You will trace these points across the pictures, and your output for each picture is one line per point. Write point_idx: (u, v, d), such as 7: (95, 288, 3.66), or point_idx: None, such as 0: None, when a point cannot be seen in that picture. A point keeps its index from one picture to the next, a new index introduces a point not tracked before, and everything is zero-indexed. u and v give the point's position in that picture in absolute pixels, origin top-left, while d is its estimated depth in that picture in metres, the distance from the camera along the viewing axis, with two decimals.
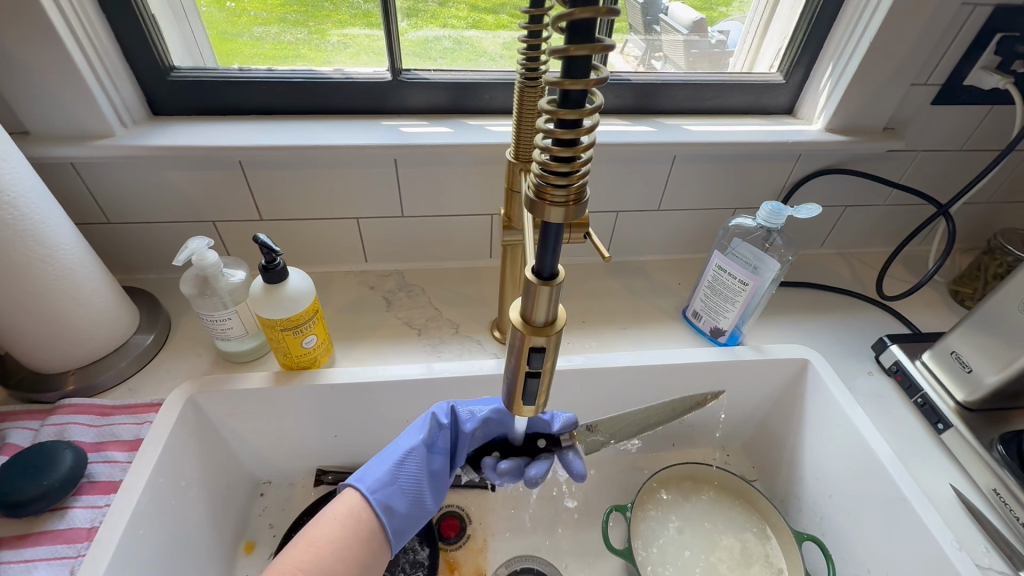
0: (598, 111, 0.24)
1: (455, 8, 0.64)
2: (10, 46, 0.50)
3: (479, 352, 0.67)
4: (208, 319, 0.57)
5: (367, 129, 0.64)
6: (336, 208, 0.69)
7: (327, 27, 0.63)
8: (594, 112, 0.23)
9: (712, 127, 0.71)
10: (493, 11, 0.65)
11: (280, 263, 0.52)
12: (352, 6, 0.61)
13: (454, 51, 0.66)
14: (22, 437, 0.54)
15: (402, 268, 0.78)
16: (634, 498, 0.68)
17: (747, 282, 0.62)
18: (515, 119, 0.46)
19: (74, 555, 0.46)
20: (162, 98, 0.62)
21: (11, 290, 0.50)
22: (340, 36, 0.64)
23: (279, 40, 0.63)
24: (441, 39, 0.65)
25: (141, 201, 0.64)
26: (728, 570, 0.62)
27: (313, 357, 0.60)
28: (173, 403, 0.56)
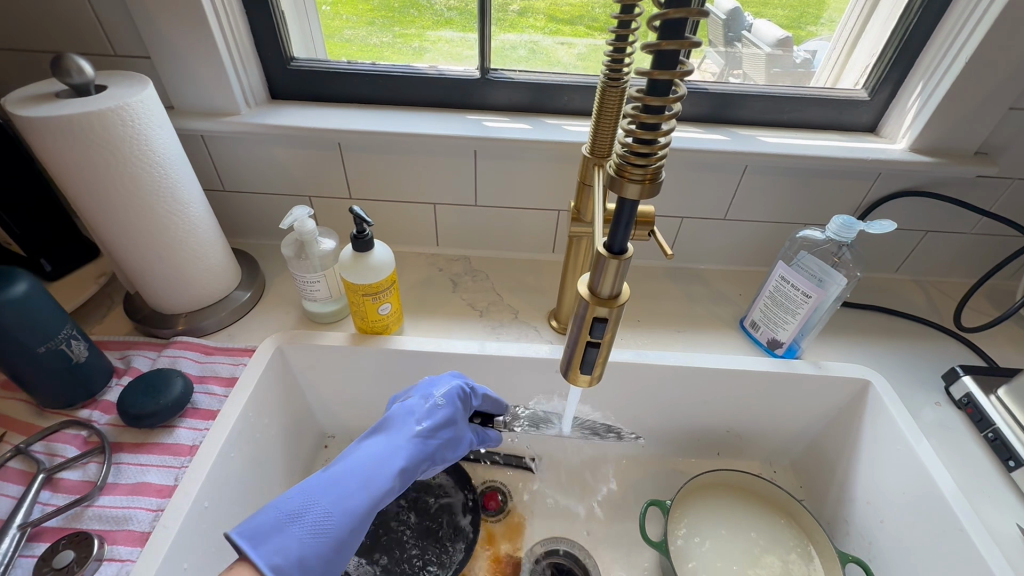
0: (679, 102, 0.27)
1: (533, 19, 0.69)
2: (171, 33, 0.60)
3: (535, 338, 0.71)
4: (301, 279, 0.65)
5: (453, 121, 0.70)
6: (417, 193, 0.75)
7: (411, 31, 0.70)
8: (672, 102, 0.26)
9: (786, 139, 0.71)
10: (570, 23, 0.69)
11: (368, 234, 0.58)
12: (436, 12, 0.68)
13: (529, 59, 0.71)
14: (142, 363, 0.63)
15: (469, 255, 0.83)
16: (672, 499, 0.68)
17: (810, 294, 0.62)
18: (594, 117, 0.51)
19: (178, 466, 0.53)
20: (280, 84, 0.71)
21: (150, 236, 0.59)
22: (421, 41, 0.71)
23: (366, 42, 0.71)
24: (517, 47, 0.70)
25: (253, 173, 0.73)
26: None
27: (385, 325, 0.66)
28: (264, 349, 0.63)
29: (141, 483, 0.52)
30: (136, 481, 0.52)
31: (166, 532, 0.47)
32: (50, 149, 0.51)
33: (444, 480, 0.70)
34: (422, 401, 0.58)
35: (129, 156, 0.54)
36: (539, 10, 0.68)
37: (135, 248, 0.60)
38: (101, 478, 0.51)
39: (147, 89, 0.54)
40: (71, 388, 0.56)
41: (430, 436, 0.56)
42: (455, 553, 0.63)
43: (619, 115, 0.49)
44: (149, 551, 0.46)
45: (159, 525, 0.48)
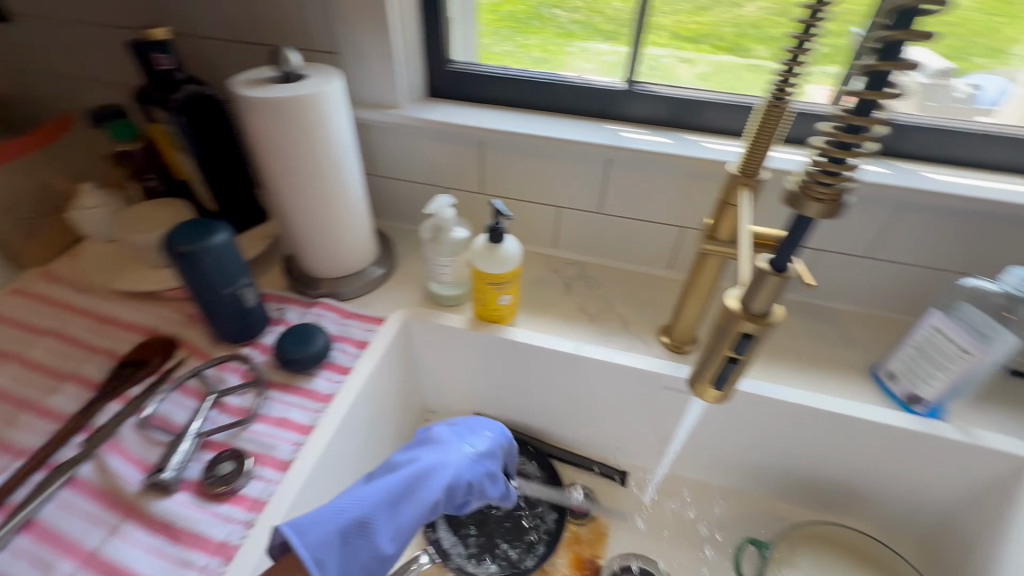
0: (884, 126, 0.27)
1: (655, 35, 0.70)
2: (358, 33, 0.68)
3: (644, 351, 0.70)
4: (433, 261, 0.71)
5: (593, 130, 0.72)
6: (545, 195, 0.78)
7: (531, 42, 0.74)
8: (874, 125, 0.26)
9: (956, 178, 0.65)
10: (694, 40, 0.69)
11: (502, 227, 0.62)
12: (558, 25, 0.73)
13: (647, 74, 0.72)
14: (293, 315, 0.72)
15: (584, 260, 0.84)
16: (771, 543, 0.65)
17: (970, 351, 0.56)
18: (747, 138, 0.52)
19: (315, 410, 0.60)
20: (437, 83, 0.77)
21: (318, 207, 0.69)
22: (541, 51, 0.74)
23: (488, 50, 0.76)
24: (636, 62, 0.71)
25: (401, 162, 0.80)
26: None
27: (502, 314, 0.69)
28: (393, 321, 0.70)
29: (285, 419, 0.59)
30: (282, 416, 0.60)
31: (304, 464, 0.55)
32: (258, 124, 0.60)
33: (534, 472, 0.73)
34: (468, 435, 0.57)
35: (315, 137, 0.62)
36: (663, 27, 0.69)
37: (304, 215, 0.69)
38: (256, 408, 0.60)
39: (334, 80, 0.61)
40: (239, 328, 0.66)
41: (477, 460, 0.55)
42: (539, 544, 0.66)
43: (774, 137, 0.49)
44: (290, 476, 0.53)
45: (298, 457, 0.55)
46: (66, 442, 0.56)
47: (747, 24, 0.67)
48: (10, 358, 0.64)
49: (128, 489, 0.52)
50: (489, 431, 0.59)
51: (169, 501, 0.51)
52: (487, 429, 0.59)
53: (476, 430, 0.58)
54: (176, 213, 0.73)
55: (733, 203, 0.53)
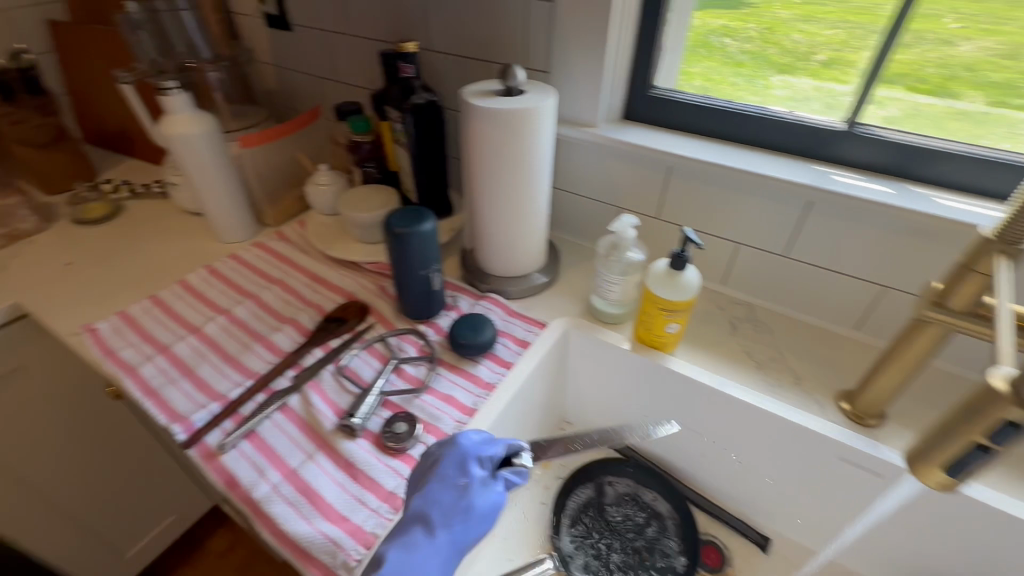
0: None
1: (839, 71, 0.67)
2: (574, 55, 0.72)
3: (817, 412, 0.64)
4: (601, 277, 0.72)
5: (797, 169, 0.68)
6: (726, 229, 0.75)
7: (694, 68, 0.76)
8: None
9: None
10: (885, 79, 0.65)
11: (688, 254, 0.62)
12: (728, 55, 0.74)
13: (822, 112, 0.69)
14: (464, 304, 0.78)
15: (753, 303, 0.79)
16: None
17: None
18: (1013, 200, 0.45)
19: (477, 394, 0.65)
20: (634, 107, 0.78)
21: (507, 210, 0.74)
22: (704, 81, 0.76)
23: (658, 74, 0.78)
24: (811, 98, 0.70)
25: (584, 178, 0.83)
26: None
27: (664, 342, 0.68)
28: (554, 327, 0.73)
29: (451, 397, 0.65)
30: (448, 393, 0.65)
31: None
32: (478, 131, 0.67)
33: (665, 510, 0.71)
34: (444, 496, 0.48)
35: (521, 148, 0.68)
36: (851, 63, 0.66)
37: (492, 216, 0.76)
38: (428, 380, 0.66)
39: (550, 97, 0.66)
40: (421, 307, 0.73)
41: (452, 513, 0.47)
42: None
43: None
44: None
45: (461, 434, 0.60)
46: (281, 373, 0.67)
47: (958, 65, 0.61)
48: (250, 296, 0.80)
49: (324, 426, 0.61)
50: (464, 466, 0.50)
51: (353, 444, 0.59)
52: (461, 475, 0.50)
53: (454, 491, 0.49)
54: (387, 198, 0.84)
55: (983, 272, 0.46)
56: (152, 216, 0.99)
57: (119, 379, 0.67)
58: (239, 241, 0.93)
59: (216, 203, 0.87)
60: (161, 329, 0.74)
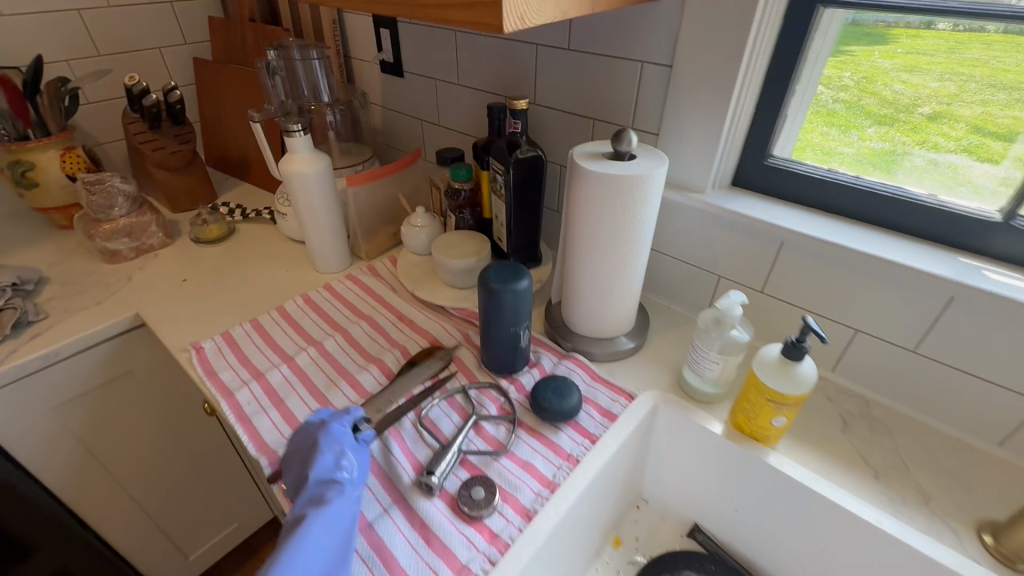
0: None
1: (948, 125, 0.61)
2: (688, 120, 0.70)
3: (951, 543, 0.55)
4: (699, 354, 0.68)
5: (938, 259, 0.61)
6: (843, 313, 0.69)
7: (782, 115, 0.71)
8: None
9: None
10: (1003, 137, 0.59)
11: (806, 344, 0.56)
12: (819, 103, 0.69)
13: (926, 171, 0.64)
14: (548, 362, 0.76)
15: (869, 397, 0.71)
16: None
17: None
18: None
19: (558, 466, 0.62)
20: (746, 174, 0.74)
21: (602, 272, 0.72)
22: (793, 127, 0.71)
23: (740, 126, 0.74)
24: (915, 156, 0.64)
25: (683, 242, 0.80)
26: None
27: (767, 435, 0.62)
28: (643, 401, 0.69)
29: (530, 464, 0.62)
30: (527, 460, 0.62)
31: (546, 520, 0.56)
32: (584, 193, 0.66)
33: None
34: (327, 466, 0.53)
35: (625, 214, 0.66)
36: (961, 117, 0.60)
37: (586, 276, 0.74)
38: (508, 443, 0.64)
39: (662, 164, 0.64)
40: (505, 362, 0.72)
41: (338, 468, 0.53)
42: None
43: None
44: (533, 528, 0.55)
45: (541, 510, 0.57)
46: (364, 415, 0.68)
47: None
48: (341, 329, 0.82)
49: (402, 479, 0.60)
50: (328, 434, 0.56)
51: (430, 504, 0.58)
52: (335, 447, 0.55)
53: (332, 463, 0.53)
54: (479, 246, 0.85)
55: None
56: (260, 240, 1.06)
57: (217, 400, 0.70)
58: (334, 272, 0.97)
59: (319, 236, 0.92)
60: (259, 355, 0.77)
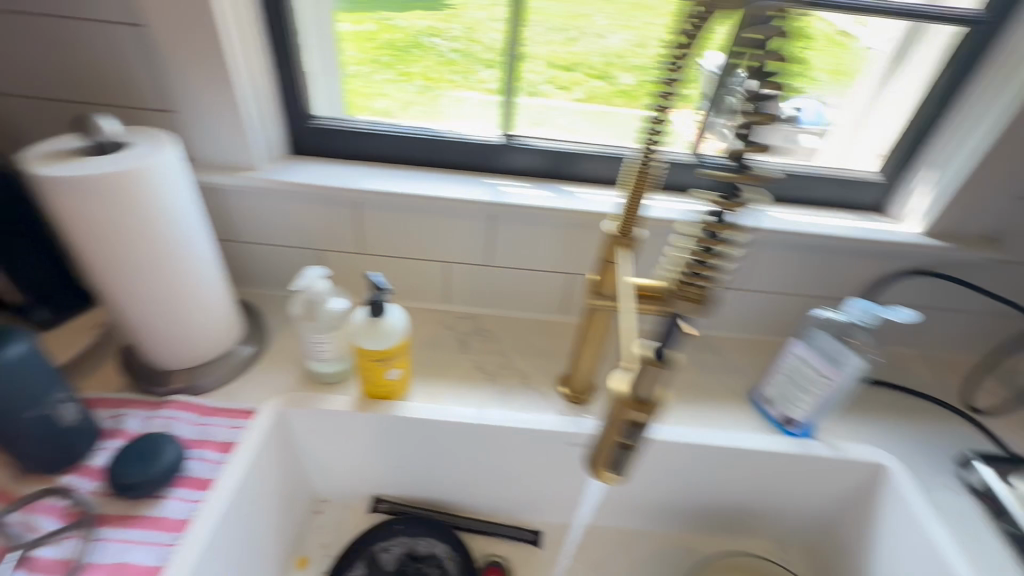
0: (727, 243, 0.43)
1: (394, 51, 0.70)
2: (197, 93, 0.60)
3: (545, 406, 0.69)
4: (310, 340, 0.64)
5: (472, 185, 0.70)
6: (429, 252, 0.74)
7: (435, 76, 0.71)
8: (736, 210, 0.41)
9: (801, 216, 0.71)
10: (432, 66, 0.70)
11: (383, 301, 0.57)
12: (439, 53, 0.69)
13: (393, 96, 0.72)
14: (135, 424, 0.59)
15: (478, 314, 0.81)
16: None
17: (828, 376, 0.61)
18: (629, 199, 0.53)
19: (165, 544, 0.50)
20: (298, 140, 0.70)
21: (159, 289, 0.57)
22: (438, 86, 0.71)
23: (371, 80, 0.71)
24: (384, 82, 0.71)
25: (265, 226, 0.72)
26: None
27: (391, 389, 0.64)
28: (265, 416, 0.60)
29: (123, 564, 0.48)
30: (118, 561, 0.48)
31: None
32: (61, 206, 0.50)
33: (439, 550, 0.68)
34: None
35: (139, 218, 0.52)
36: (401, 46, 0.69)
37: (138, 302, 0.58)
38: (82, 556, 0.48)
39: (163, 151, 0.52)
40: (55, 453, 0.53)
41: None
42: None
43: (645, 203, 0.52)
44: None
45: None
46: None
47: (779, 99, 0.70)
48: None
49: None
50: None
51: None
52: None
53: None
54: None
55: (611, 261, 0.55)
56: None
57: None
58: None
59: None
60: None
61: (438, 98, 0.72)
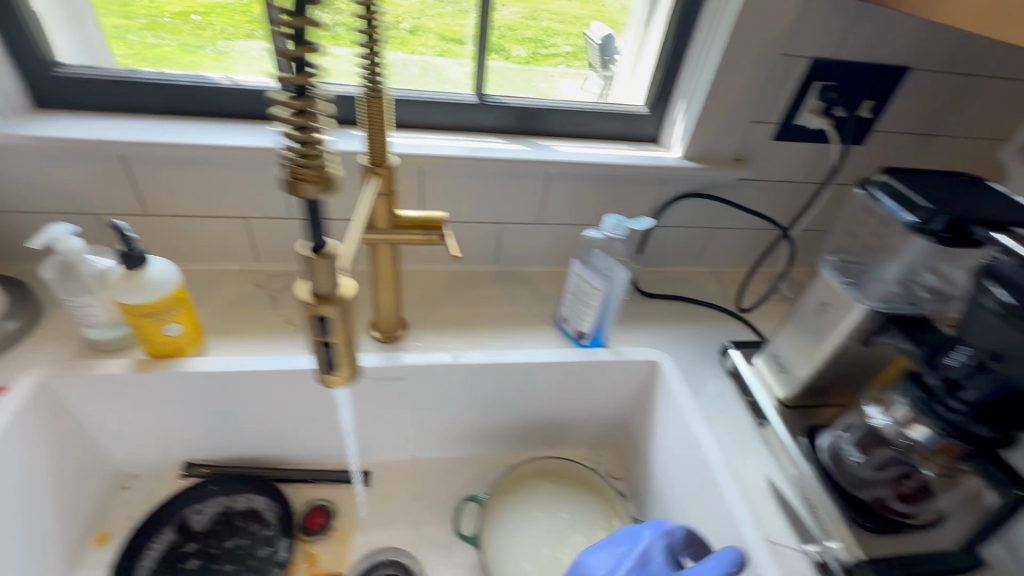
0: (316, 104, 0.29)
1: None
2: None
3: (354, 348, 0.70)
4: (71, 302, 0.59)
5: (252, 133, 0.67)
6: (221, 207, 0.71)
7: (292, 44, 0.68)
8: (310, 72, 0.28)
9: (582, 149, 0.77)
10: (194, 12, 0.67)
11: (139, 250, 0.56)
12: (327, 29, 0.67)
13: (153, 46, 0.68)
14: None
15: (293, 270, 0.80)
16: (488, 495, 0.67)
17: (597, 287, 0.68)
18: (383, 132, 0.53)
19: None
20: (46, 92, 0.64)
21: None
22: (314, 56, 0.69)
23: (248, 53, 0.68)
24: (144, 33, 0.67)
25: (22, 190, 0.65)
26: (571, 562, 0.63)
27: (178, 346, 0.62)
28: (25, 388, 0.58)
29: None
30: None
31: None
32: None
33: (258, 504, 0.68)
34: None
35: None
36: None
37: None
38: None
39: None
40: None
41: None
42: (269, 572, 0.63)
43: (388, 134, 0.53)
44: None
45: None
46: None
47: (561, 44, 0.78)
48: None
49: None
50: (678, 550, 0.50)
51: None
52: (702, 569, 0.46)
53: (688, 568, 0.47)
54: None
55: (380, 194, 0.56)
56: None
57: None
58: None
59: None
60: None
61: (207, 46, 0.68)
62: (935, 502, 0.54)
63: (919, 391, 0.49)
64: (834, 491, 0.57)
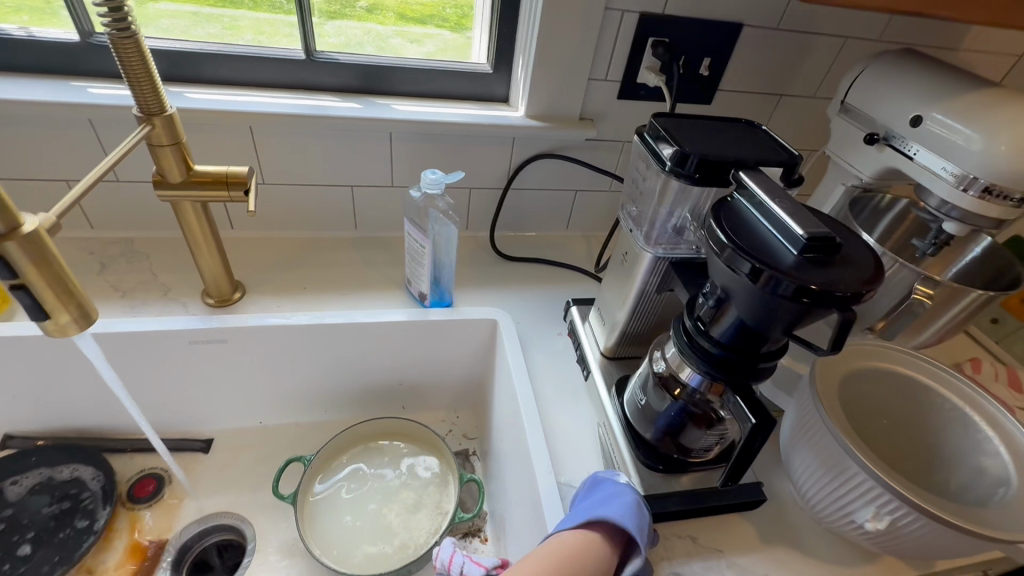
0: None
1: None
2: None
3: (181, 313, 0.68)
4: None
5: (50, 88, 0.63)
6: (32, 168, 0.68)
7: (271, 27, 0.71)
8: None
9: (422, 108, 0.76)
10: None
11: None
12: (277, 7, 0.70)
13: None
14: None
15: (131, 237, 0.77)
16: (323, 456, 0.68)
17: (423, 245, 0.68)
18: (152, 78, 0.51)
19: None
20: None
21: None
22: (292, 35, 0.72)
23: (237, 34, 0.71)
24: None
25: None
26: (395, 517, 0.65)
27: None
28: None
29: None
30: None
31: None
32: None
33: (83, 473, 0.66)
34: (633, 499, 0.49)
35: None
36: None
37: None
38: None
39: None
40: None
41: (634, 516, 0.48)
42: (83, 541, 0.61)
43: (159, 85, 0.51)
44: None
45: None
46: None
47: (466, 7, 0.75)
48: None
49: None
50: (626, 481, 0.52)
51: None
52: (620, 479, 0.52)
53: (616, 487, 0.50)
54: None
55: (164, 144, 0.54)
56: None
57: None
58: None
59: None
60: None
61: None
62: (721, 438, 0.57)
63: (683, 334, 0.50)
64: (630, 433, 0.59)
